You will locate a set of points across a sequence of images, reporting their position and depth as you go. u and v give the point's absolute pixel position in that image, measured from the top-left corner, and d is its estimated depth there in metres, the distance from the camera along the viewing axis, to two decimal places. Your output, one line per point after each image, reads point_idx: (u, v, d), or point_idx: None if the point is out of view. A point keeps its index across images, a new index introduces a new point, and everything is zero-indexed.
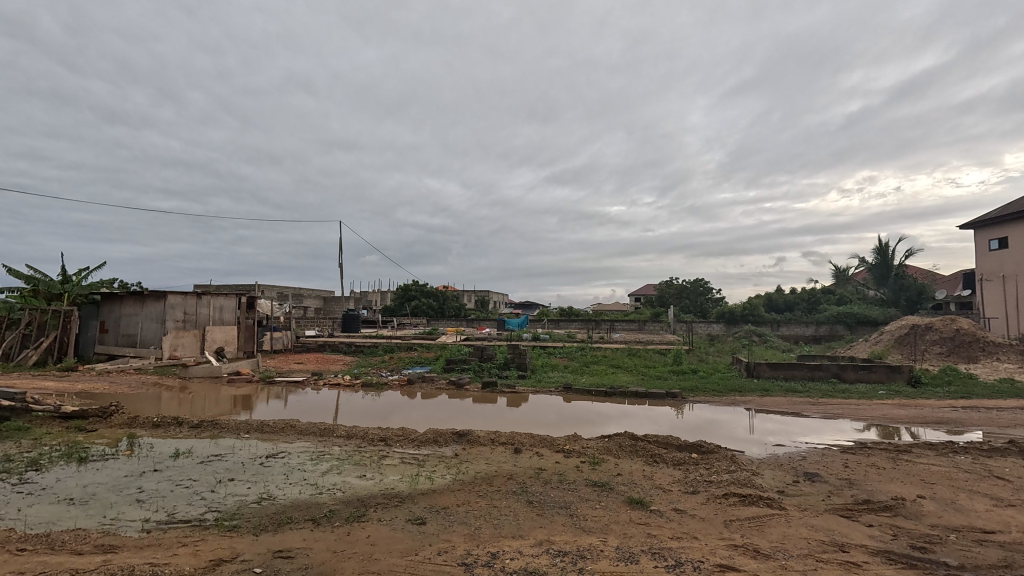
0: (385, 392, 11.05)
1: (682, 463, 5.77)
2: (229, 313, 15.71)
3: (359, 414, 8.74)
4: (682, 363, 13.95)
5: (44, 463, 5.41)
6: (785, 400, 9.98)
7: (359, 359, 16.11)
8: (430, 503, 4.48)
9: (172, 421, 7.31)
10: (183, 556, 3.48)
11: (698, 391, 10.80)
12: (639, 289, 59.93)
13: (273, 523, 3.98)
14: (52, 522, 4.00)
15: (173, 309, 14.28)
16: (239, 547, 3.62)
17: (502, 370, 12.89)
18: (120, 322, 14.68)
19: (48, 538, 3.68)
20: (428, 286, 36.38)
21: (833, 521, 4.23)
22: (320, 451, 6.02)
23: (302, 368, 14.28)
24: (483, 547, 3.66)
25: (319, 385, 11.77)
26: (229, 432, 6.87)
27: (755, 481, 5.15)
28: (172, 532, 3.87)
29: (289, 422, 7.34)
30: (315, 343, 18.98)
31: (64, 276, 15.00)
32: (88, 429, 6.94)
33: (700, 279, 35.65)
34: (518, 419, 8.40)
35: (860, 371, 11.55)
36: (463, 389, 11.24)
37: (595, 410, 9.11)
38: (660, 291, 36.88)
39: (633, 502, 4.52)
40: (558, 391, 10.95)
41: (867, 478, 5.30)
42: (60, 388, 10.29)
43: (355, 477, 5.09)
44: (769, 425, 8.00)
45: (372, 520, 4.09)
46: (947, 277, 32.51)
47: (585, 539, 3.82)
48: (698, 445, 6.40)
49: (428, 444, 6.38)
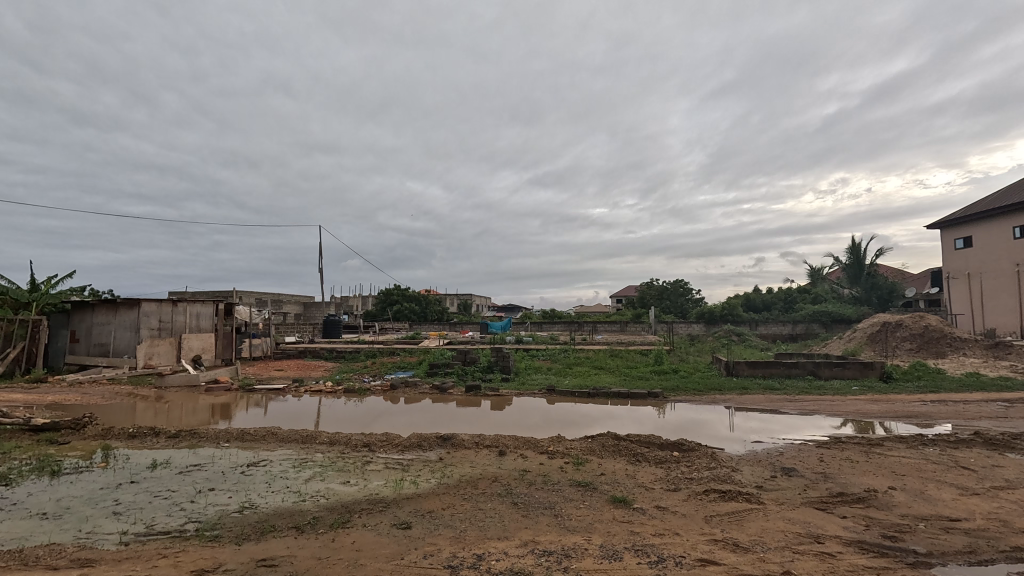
0: (368, 398, 10.98)
1: (664, 462, 5.88)
2: (206, 320, 15.27)
3: (341, 420, 8.69)
4: (664, 363, 14.12)
5: (15, 478, 5.25)
6: (763, 398, 10.20)
7: (341, 365, 15.98)
8: (416, 507, 4.48)
9: (149, 432, 7.15)
10: (163, 568, 3.43)
11: (679, 391, 10.98)
12: (621, 291, 60.70)
13: (256, 532, 3.94)
14: (24, 538, 3.90)
15: (148, 317, 13.94)
16: (221, 556, 3.58)
17: (486, 373, 12.90)
18: (92, 331, 14.31)
19: (21, 554, 3.59)
20: (409, 290, 36.14)
21: (809, 513, 4.36)
22: (303, 459, 5.97)
23: (282, 376, 14.06)
24: (469, 549, 3.68)
25: (300, 392, 11.63)
26: (209, 442, 6.76)
27: (735, 477, 5.27)
28: (152, 544, 3.81)
29: (271, 430, 7.26)
30: (295, 349, 18.74)
31: (33, 285, 14.50)
32: (61, 442, 6.77)
33: (681, 280, 36.24)
34: (504, 422, 8.38)
35: (835, 367, 11.85)
36: (446, 393, 11.24)
37: (579, 412, 9.19)
38: (641, 293, 37.34)
39: (616, 501, 4.58)
40: (542, 394, 11.02)
41: (841, 471, 5.48)
42: (30, 400, 10.00)
43: (338, 484, 5.06)
44: (750, 423, 8.12)
45: (356, 525, 4.08)
46: (916, 277, 33.62)
47: (569, 538, 3.87)
48: (680, 444, 6.52)
49: (412, 448, 6.38)
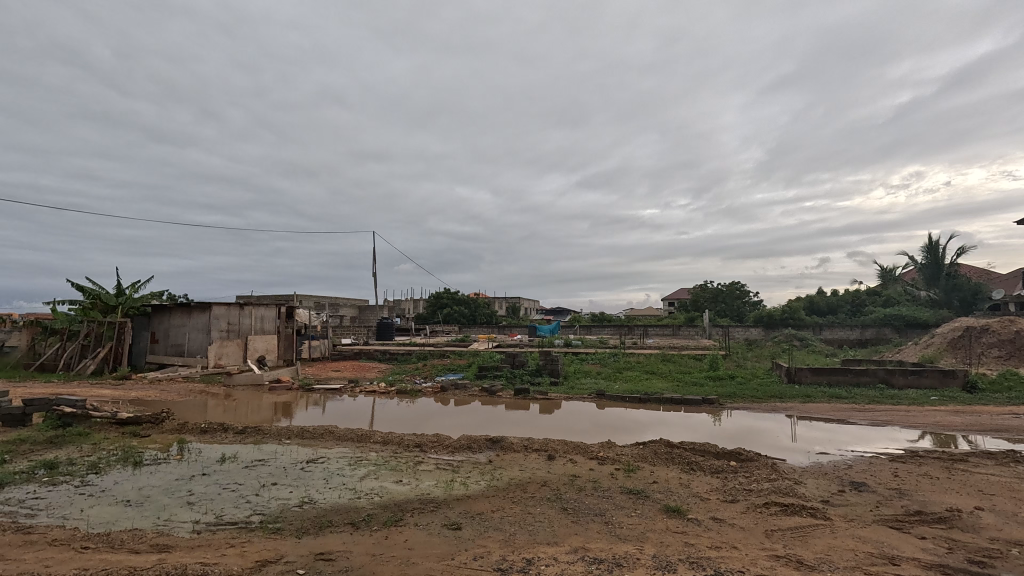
0: (419, 399, 11.25)
1: (720, 471, 5.64)
2: (269, 322, 16.15)
3: (393, 420, 8.91)
4: (719, 369, 13.59)
5: (103, 467, 5.73)
6: (829, 407, 9.60)
7: (394, 367, 16.43)
8: (466, 508, 4.52)
9: (219, 427, 7.61)
10: (231, 556, 3.63)
11: (736, 398, 10.54)
12: (673, 293, 59.07)
13: (314, 527, 4.11)
14: (111, 523, 4.24)
15: (218, 320, 14.83)
16: (283, 549, 3.75)
17: (534, 377, 12.88)
18: (169, 332, 15.44)
19: (108, 537, 3.91)
20: (459, 293, 36.75)
21: (882, 532, 4.07)
22: (358, 457, 6.18)
23: (339, 376, 14.60)
24: (518, 553, 3.67)
25: (355, 393, 12.05)
26: (272, 438, 7.12)
27: (798, 490, 4.99)
28: (221, 533, 4.05)
29: (328, 428, 7.56)
30: (351, 350, 19.48)
31: (120, 289, 15.82)
32: (142, 435, 7.32)
33: (737, 283, 34.83)
34: (553, 426, 8.33)
35: (909, 376, 11.02)
36: (495, 396, 11.32)
37: (630, 418, 8.99)
38: (695, 296, 36.29)
39: (670, 511, 4.45)
40: (591, 398, 10.88)
41: (918, 489, 5.06)
42: (116, 395, 10.89)
43: (391, 483, 5.20)
44: (815, 433, 7.67)
45: (409, 524, 4.17)
46: (1004, 277, 30.75)
47: (621, 547, 3.79)
48: (738, 453, 6.25)
49: (462, 450, 6.46)
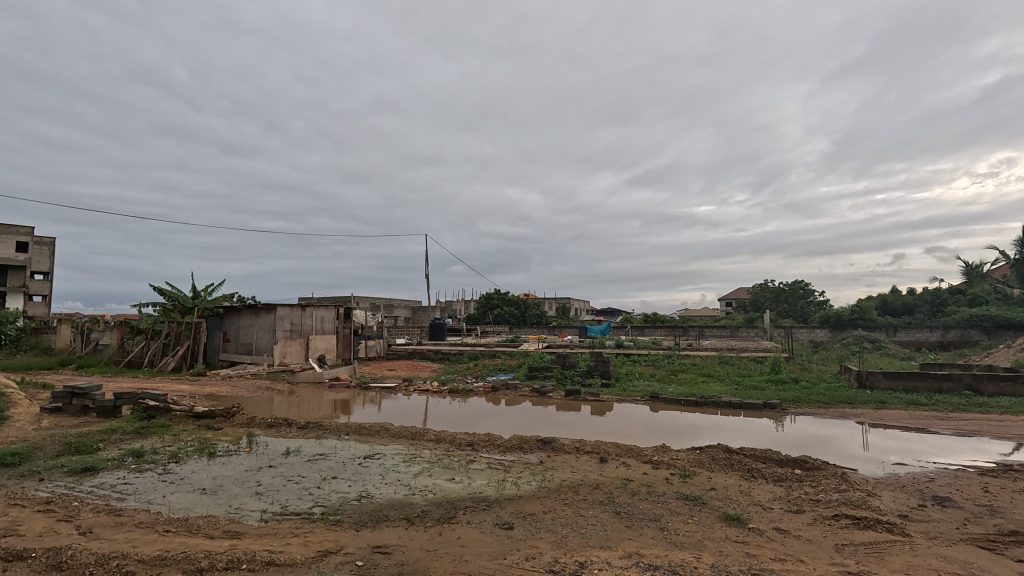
0: (470, 398, 11.39)
1: (784, 480, 5.36)
2: (329, 323, 16.93)
3: (446, 419, 9.08)
4: (782, 372, 12.93)
5: (182, 456, 6.19)
6: (906, 414, 8.91)
7: (446, 367, 16.74)
8: (517, 508, 4.54)
9: (284, 422, 8.03)
10: (295, 545, 3.82)
11: (800, 403, 9.98)
12: (730, 293, 56.80)
13: (371, 520, 4.25)
14: (189, 509, 4.57)
15: (282, 320, 15.58)
16: (342, 540, 3.90)
17: (585, 378, 12.75)
18: (239, 332, 16.44)
19: (187, 522, 4.21)
20: (509, 294, 36.97)
21: (969, 552, 3.72)
22: (413, 454, 6.33)
23: (394, 375, 15.05)
24: (571, 556, 3.64)
25: (409, 391, 12.36)
26: (332, 433, 7.43)
27: (871, 503, 4.66)
28: (286, 522, 4.27)
29: (384, 426, 7.80)
30: (405, 350, 20.01)
31: (196, 292, 17.03)
32: (216, 428, 7.85)
33: (800, 281, 33.04)
34: (605, 429, 8.21)
35: (1001, 382, 10.04)
36: (545, 397, 11.29)
37: (685, 421, 8.71)
38: (754, 295, 34.76)
39: (729, 519, 4.27)
40: (644, 400, 10.63)
41: (1013, 507, 4.59)
42: (193, 391, 11.73)
43: (444, 480, 5.29)
44: (890, 443, 7.14)
45: (462, 522, 4.23)
46: None
47: (677, 554, 3.67)
48: (803, 461, 5.92)
49: (513, 450, 6.48)
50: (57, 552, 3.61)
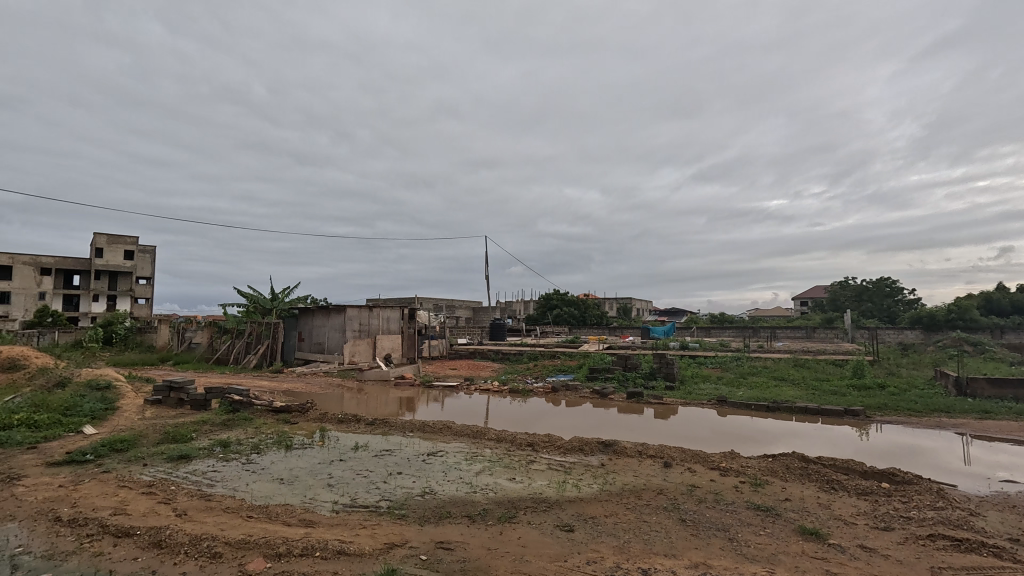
0: (530, 399, 11.42)
1: (869, 494, 4.94)
2: (394, 323, 17.51)
3: (506, 418, 9.16)
4: (866, 377, 11.96)
5: (262, 447, 6.64)
6: (1016, 426, 7.96)
7: (506, 367, 16.86)
8: (578, 511, 4.49)
9: (353, 418, 8.42)
10: (364, 537, 3.99)
11: (888, 410, 9.18)
12: (806, 292, 53.30)
13: (434, 516, 4.36)
14: (269, 497, 4.89)
15: (351, 321, 16.58)
16: (407, 534, 4.03)
17: (648, 380, 12.41)
18: (313, 332, 17.42)
19: (267, 509, 4.51)
20: (569, 294, 36.71)
21: None
22: (474, 453, 6.43)
23: (455, 374, 15.44)
24: (634, 562, 3.55)
25: (471, 391, 12.55)
26: (397, 430, 7.70)
27: (973, 523, 4.20)
28: (355, 514, 4.47)
29: (447, 424, 7.99)
30: (466, 350, 20.36)
31: (274, 294, 18.23)
32: (292, 422, 8.36)
33: (886, 278, 30.41)
34: (669, 433, 7.97)
35: None
36: (607, 399, 11.10)
37: (756, 427, 8.27)
38: (833, 294, 32.40)
39: (806, 533, 4.00)
40: (711, 404, 10.20)
41: None
42: (272, 387, 12.57)
43: (505, 479, 5.34)
44: (996, 457, 6.40)
45: (522, 522, 4.25)
46: None
47: (748, 567, 3.49)
48: (891, 474, 5.44)
49: (573, 452, 6.43)
50: (158, 531, 3.99)
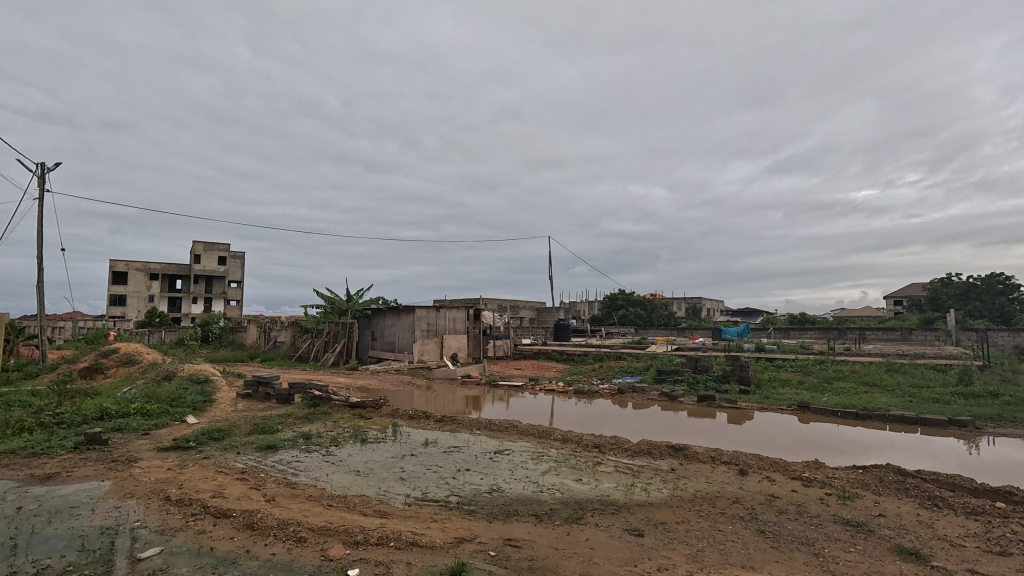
0: (597, 400, 11.28)
1: (980, 514, 4.44)
2: (460, 323, 17.94)
3: (572, 419, 9.10)
4: (973, 383, 10.75)
5: (340, 440, 7.03)
6: None
7: (571, 367, 16.76)
8: (648, 515, 4.38)
9: (422, 415, 8.71)
10: (435, 530, 4.12)
11: (1001, 421, 8.21)
12: (901, 290, 48.70)
13: (502, 513, 4.42)
14: (347, 488, 5.17)
15: (420, 321, 16.98)
16: (476, 530, 4.11)
17: (721, 383, 11.86)
18: (384, 331, 18.21)
19: (346, 499, 4.78)
20: (635, 294, 35.86)
21: None
22: (540, 452, 6.44)
23: (520, 374, 15.59)
24: (708, 572, 3.42)
25: (536, 391, 12.58)
26: (465, 428, 7.88)
27: None
28: (426, 507, 4.63)
29: (513, 423, 8.06)
30: (531, 350, 20.45)
31: (349, 296, 19.24)
32: (366, 417, 8.79)
33: (998, 274, 27.19)
34: (745, 438, 7.58)
35: None
36: (676, 401, 10.74)
37: (844, 436, 7.67)
38: (933, 292, 29.42)
39: (903, 552, 3.67)
40: (791, 410, 9.60)
41: None
42: (348, 383, 13.27)
43: (572, 480, 5.31)
44: None
45: (590, 524, 4.21)
46: None
47: None
48: (1009, 493, 4.85)
49: (642, 455, 6.27)
50: (251, 514, 4.34)
